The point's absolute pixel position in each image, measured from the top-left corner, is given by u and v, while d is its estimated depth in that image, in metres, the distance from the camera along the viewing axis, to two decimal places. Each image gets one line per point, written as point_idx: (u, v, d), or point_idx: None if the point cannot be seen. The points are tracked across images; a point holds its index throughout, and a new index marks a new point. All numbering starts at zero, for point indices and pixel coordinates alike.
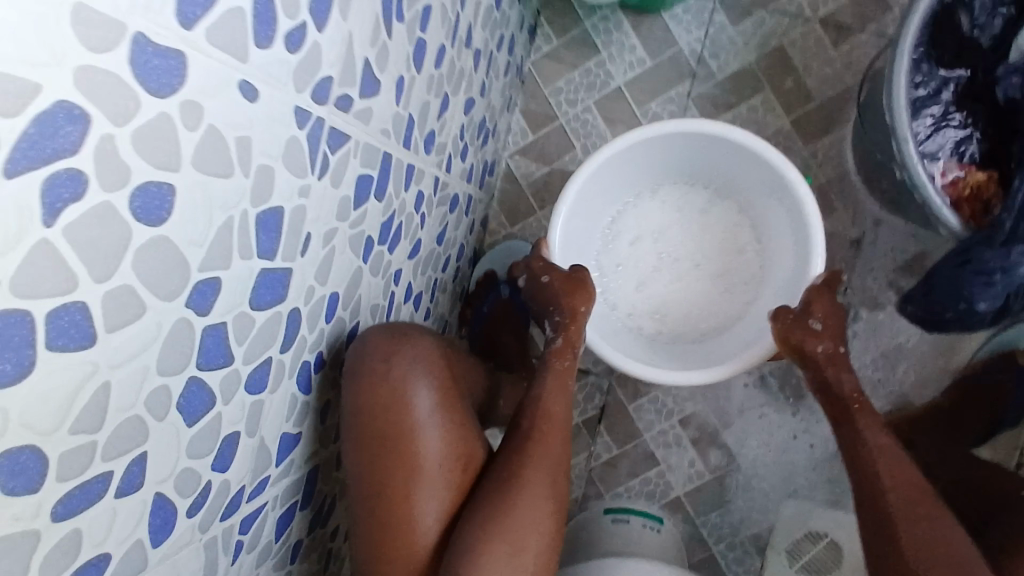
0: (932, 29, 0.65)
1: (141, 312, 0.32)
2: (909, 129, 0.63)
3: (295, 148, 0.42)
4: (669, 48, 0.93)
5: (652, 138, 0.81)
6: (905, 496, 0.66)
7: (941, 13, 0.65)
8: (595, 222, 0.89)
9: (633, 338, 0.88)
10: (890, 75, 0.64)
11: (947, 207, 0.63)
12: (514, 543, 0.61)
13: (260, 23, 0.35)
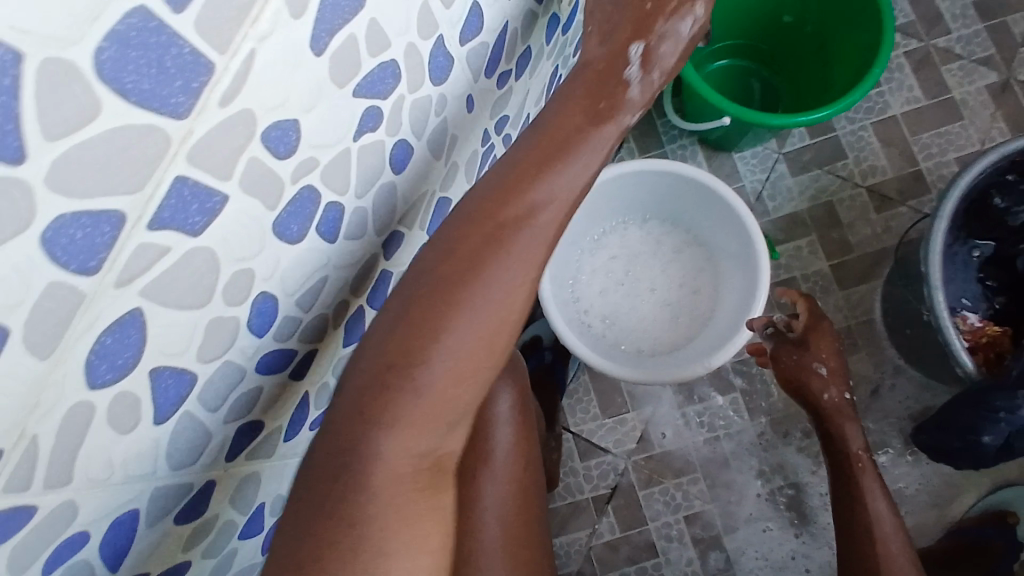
0: (970, 205, 0.78)
1: (363, 234, 0.42)
2: (941, 279, 0.74)
3: (473, 160, 0.53)
4: (735, 182, 1.07)
5: (656, 175, 0.89)
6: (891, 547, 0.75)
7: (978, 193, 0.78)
8: (582, 230, 0.95)
9: (583, 332, 0.93)
10: (928, 233, 0.75)
11: (964, 351, 0.73)
12: (434, 393, 0.40)
13: (491, 60, 0.48)
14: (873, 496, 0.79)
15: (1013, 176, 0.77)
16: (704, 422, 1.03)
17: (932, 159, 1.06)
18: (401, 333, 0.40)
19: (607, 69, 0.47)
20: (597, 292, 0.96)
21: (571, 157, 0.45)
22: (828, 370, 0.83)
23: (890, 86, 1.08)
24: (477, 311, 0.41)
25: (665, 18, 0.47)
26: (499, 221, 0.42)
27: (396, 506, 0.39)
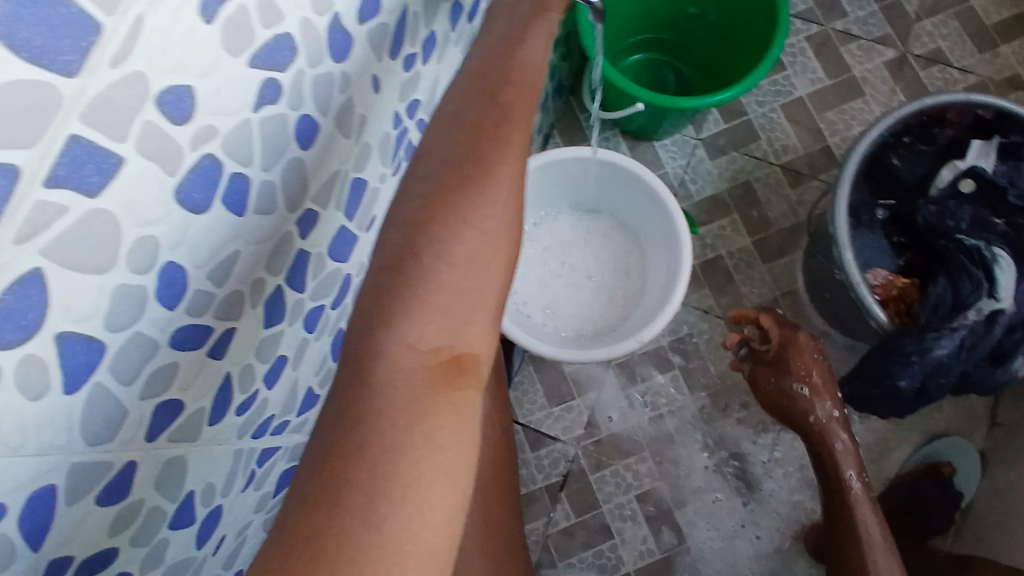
0: (871, 168, 0.85)
1: (274, 210, 0.43)
2: (848, 238, 0.79)
3: (386, 143, 0.54)
4: (658, 170, 1.15)
5: (579, 160, 0.92)
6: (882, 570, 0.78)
7: (876, 157, 0.84)
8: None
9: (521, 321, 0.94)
10: (834, 195, 0.80)
11: (876, 304, 0.78)
12: (439, 274, 0.40)
13: (395, 40, 0.49)
14: (861, 511, 0.82)
15: (908, 137, 0.84)
16: (647, 401, 1.07)
17: (838, 135, 1.14)
18: (407, 228, 0.42)
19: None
20: (532, 284, 0.98)
21: (532, 65, 0.49)
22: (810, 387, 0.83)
23: (794, 70, 1.17)
24: (469, 199, 0.43)
25: None
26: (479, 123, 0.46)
27: (420, 398, 0.38)
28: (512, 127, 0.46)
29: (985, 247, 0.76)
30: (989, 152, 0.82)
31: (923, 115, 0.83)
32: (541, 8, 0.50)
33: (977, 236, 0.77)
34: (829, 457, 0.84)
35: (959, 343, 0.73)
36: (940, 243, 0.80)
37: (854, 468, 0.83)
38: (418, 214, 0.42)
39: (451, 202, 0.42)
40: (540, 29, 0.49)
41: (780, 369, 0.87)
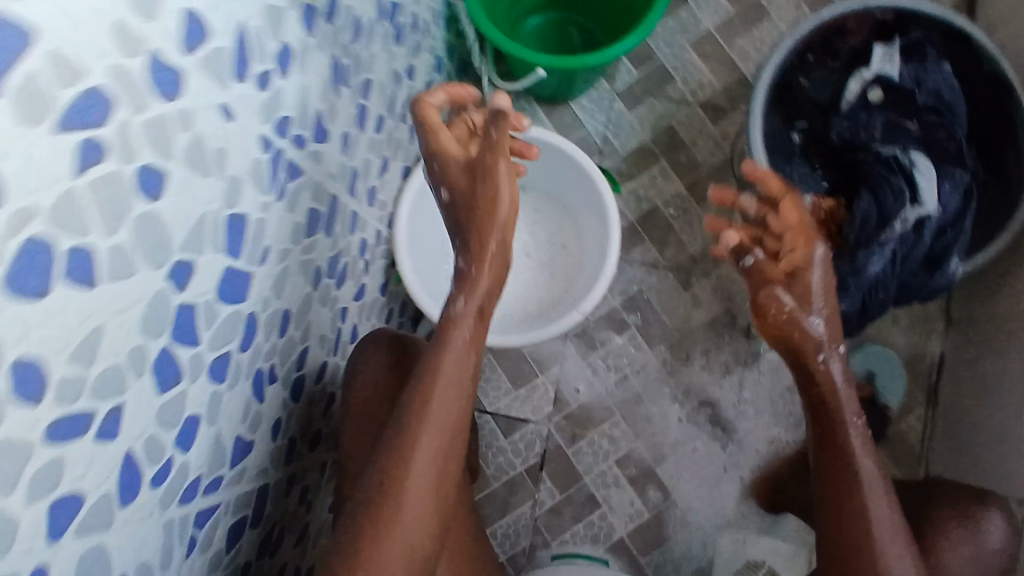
0: (780, 92, 0.85)
1: (133, 273, 0.39)
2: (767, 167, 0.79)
3: (258, 169, 0.51)
4: (579, 131, 1.13)
5: None
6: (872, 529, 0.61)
7: (784, 80, 0.85)
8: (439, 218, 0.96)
9: None
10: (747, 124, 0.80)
11: None
12: None
13: (238, 62, 0.46)
14: (863, 459, 0.63)
15: (813, 55, 0.84)
16: (610, 365, 1.07)
17: (751, 62, 1.13)
18: (342, 561, 0.57)
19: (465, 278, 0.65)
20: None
21: (454, 368, 0.62)
22: (822, 329, 0.63)
23: (696, 3, 1.14)
24: (389, 540, 0.57)
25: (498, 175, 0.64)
26: (396, 467, 0.59)
27: None
28: (429, 434, 0.60)
29: (901, 154, 0.75)
30: (893, 55, 0.80)
31: (823, 29, 0.83)
32: (450, 336, 0.63)
33: (892, 144, 0.76)
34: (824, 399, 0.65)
35: (891, 257, 0.73)
36: (858, 157, 0.79)
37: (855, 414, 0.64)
38: (371, 512, 0.58)
39: (394, 493, 0.58)
40: (450, 364, 0.62)
41: (788, 294, 0.65)
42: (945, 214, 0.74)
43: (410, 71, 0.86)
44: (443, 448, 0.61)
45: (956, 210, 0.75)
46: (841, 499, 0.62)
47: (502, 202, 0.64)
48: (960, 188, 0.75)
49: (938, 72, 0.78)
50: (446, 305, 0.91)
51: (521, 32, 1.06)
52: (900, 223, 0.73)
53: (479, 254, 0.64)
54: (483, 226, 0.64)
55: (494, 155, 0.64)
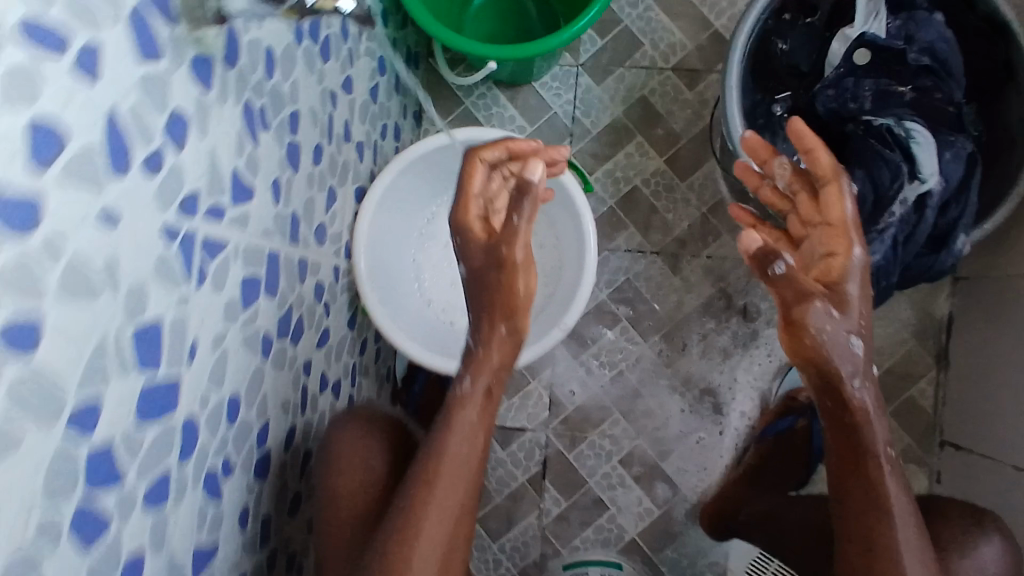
0: (755, 60, 0.78)
1: (20, 443, 0.34)
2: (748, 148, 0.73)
3: (166, 264, 0.44)
4: (545, 113, 1.04)
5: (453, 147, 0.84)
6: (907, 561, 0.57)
7: (759, 46, 0.78)
8: (406, 229, 0.90)
9: (442, 332, 0.88)
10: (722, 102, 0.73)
11: None
12: None
13: (112, 154, 0.39)
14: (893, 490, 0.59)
15: (789, 15, 0.77)
16: (603, 362, 1.02)
17: (725, 15, 1.02)
18: None
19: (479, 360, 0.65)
20: (447, 286, 0.92)
21: (465, 444, 0.60)
22: (860, 347, 0.61)
23: None
24: None
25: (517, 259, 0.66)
26: (399, 548, 0.56)
27: None
28: (433, 511, 0.57)
29: (896, 126, 0.67)
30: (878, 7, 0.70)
31: None
32: (460, 411, 0.62)
33: (884, 113, 0.68)
34: (849, 418, 0.61)
35: (891, 245, 0.68)
36: (849, 130, 0.72)
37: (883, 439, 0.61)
38: None
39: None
40: (455, 442, 0.60)
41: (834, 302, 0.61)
42: (948, 186, 0.68)
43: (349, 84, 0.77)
44: (447, 536, 0.57)
45: (960, 180, 0.68)
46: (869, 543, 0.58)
47: (522, 287, 0.66)
48: (963, 155, 0.67)
49: (929, 22, 0.70)
50: (420, 328, 0.85)
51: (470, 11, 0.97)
52: (899, 205, 0.67)
53: (489, 337, 0.65)
54: (500, 307, 0.65)
55: (508, 242, 0.66)
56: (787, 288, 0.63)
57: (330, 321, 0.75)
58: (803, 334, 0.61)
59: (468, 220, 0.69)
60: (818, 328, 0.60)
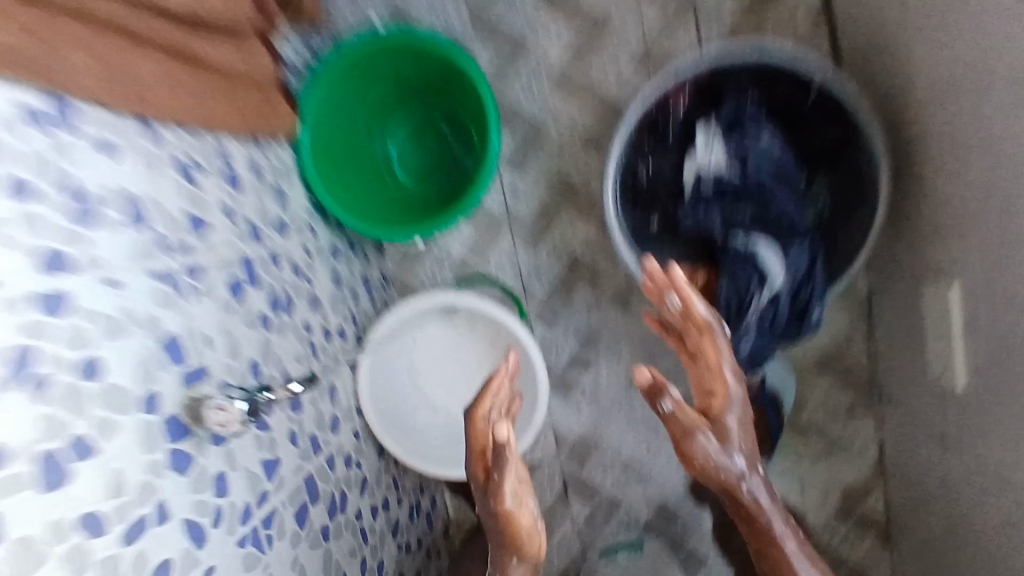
0: (628, 184, 0.93)
1: None
2: (634, 264, 0.90)
3: (251, 557, 0.73)
4: (483, 211, 1.21)
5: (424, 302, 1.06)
6: None
7: (628, 172, 0.93)
8: (394, 363, 1.12)
9: (450, 432, 1.13)
10: (610, 235, 0.90)
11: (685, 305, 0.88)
12: None
13: (194, 536, 0.66)
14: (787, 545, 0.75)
15: (647, 140, 0.92)
16: (588, 397, 1.24)
17: (612, 83, 1.15)
18: None
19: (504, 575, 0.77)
20: (442, 392, 1.15)
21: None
22: (745, 463, 0.75)
23: (539, 41, 1.16)
24: None
25: (514, 507, 0.76)
26: None
27: None
28: None
29: (742, 241, 0.84)
30: (713, 137, 0.87)
31: (643, 119, 0.90)
32: None
33: (733, 232, 0.85)
34: (736, 505, 0.76)
35: (756, 336, 0.85)
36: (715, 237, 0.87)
37: (775, 513, 0.76)
38: None
39: None
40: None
41: (708, 435, 0.76)
42: (797, 277, 0.85)
43: (314, 299, 0.98)
44: None
45: (808, 271, 0.85)
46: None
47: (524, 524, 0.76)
48: (805, 250, 0.85)
49: (753, 143, 0.85)
50: (429, 442, 1.11)
51: (395, 166, 1.17)
52: (753, 312, 0.84)
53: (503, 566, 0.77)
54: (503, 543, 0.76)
55: (495, 495, 0.75)
56: (676, 422, 0.76)
57: (364, 471, 1.03)
58: (695, 461, 0.76)
59: (475, 470, 0.79)
60: (704, 458, 0.75)
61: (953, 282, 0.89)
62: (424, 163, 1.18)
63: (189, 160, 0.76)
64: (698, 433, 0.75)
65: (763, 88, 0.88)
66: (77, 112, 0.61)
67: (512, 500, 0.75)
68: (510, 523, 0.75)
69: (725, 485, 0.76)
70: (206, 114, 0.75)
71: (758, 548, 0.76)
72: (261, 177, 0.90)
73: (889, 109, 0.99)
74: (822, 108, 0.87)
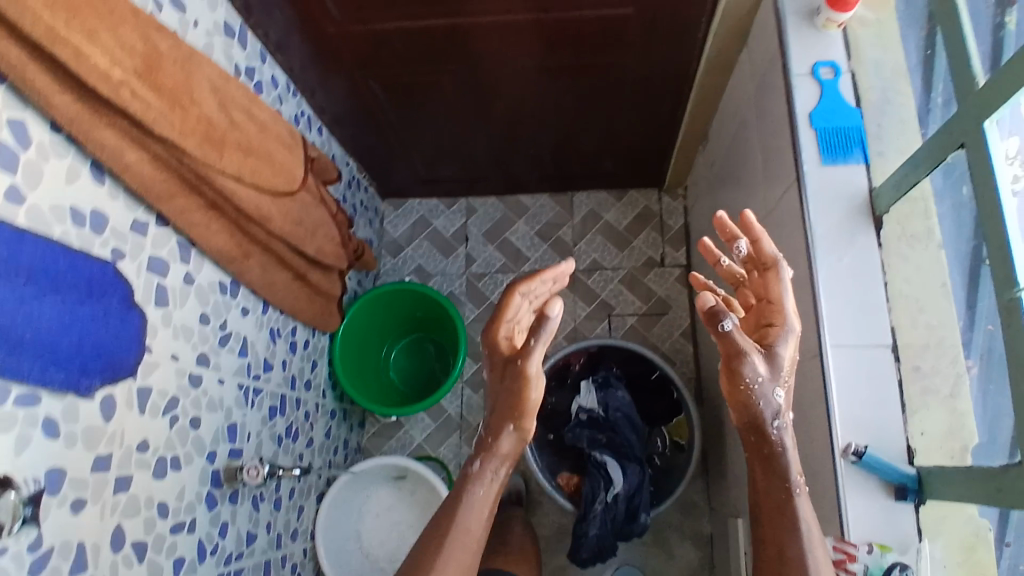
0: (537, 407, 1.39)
1: None
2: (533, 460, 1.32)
3: None
4: (444, 413, 1.67)
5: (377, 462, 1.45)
6: (785, 517, 0.80)
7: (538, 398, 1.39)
8: (348, 510, 1.47)
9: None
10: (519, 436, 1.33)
11: (560, 496, 1.30)
12: None
13: (199, 554, 1.03)
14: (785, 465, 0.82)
15: (554, 381, 1.40)
16: None
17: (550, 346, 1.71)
18: None
19: (505, 420, 0.87)
20: (377, 542, 1.47)
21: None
22: (784, 395, 0.83)
23: None
24: None
25: (534, 372, 0.84)
26: None
27: None
28: None
29: (599, 455, 1.28)
30: (591, 388, 1.35)
31: (554, 367, 1.39)
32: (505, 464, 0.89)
33: (597, 449, 1.29)
34: (752, 416, 0.84)
35: (600, 523, 1.25)
36: (585, 453, 1.32)
37: (784, 432, 0.83)
38: None
39: None
40: None
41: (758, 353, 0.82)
42: (630, 484, 1.26)
43: (310, 442, 1.41)
44: None
45: (638, 483, 1.26)
46: (779, 526, 0.82)
47: (532, 396, 0.85)
48: (638, 470, 1.26)
49: (615, 396, 1.33)
50: None
51: (390, 367, 1.69)
52: (598, 504, 1.25)
53: (493, 435, 0.88)
54: (507, 415, 0.87)
55: (524, 360, 0.83)
56: (730, 345, 0.80)
57: None
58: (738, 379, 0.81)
59: (495, 343, 0.87)
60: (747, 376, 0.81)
61: (742, 519, 1.32)
62: (410, 368, 1.69)
63: (275, 329, 1.26)
64: (747, 357, 0.80)
65: (624, 364, 1.39)
66: (235, 288, 1.13)
67: (536, 372, 0.83)
68: (521, 389, 0.84)
69: (757, 411, 0.83)
70: (290, 305, 1.24)
71: (756, 457, 0.85)
72: (308, 349, 1.40)
73: (717, 398, 1.51)
74: (661, 382, 1.37)
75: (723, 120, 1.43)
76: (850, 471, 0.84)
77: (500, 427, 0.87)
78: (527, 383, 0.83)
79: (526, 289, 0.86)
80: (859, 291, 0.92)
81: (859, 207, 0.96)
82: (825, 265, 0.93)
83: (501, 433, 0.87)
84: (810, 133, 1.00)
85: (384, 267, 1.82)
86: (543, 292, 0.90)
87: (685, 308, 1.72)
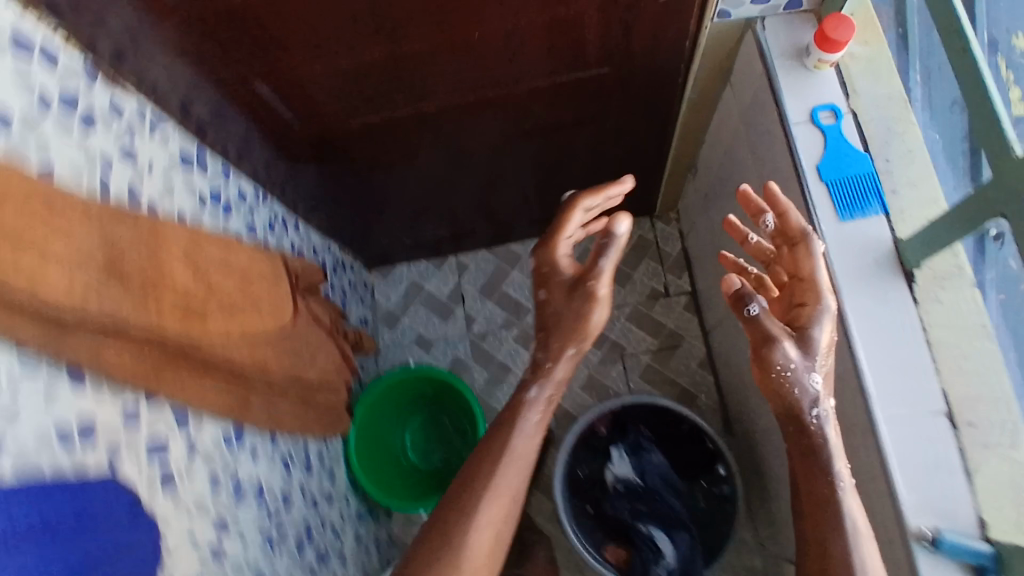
0: (569, 483, 1.33)
1: None
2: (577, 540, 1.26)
3: None
4: None
5: None
6: (817, 469, 0.84)
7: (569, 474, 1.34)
8: None
9: None
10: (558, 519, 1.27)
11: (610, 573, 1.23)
12: None
13: None
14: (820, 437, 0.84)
15: (581, 452, 1.35)
16: None
17: (568, 398, 1.66)
18: None
19: (568, 333, 1.04)
20: None
21: (500, 501, 0.89)
22: (821, 383, 0.84)
23: (518, 366, 1.70)
24: None
25: (603, 287, 1.04)
26: None
27: None
28: None
29: (644, 526, 1.26)
30: (623, 453, 1.33)
31: (580, 438, 1.34)
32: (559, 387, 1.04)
33: (640, 520, 1.26)
34: (783, 396, 0.86)
35: None
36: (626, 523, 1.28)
37: (821, 405, 0.85)
38: None
39: None
40: None
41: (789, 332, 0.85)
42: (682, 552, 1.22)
43: (343, 556, 1.35)
44: None
45: (689, 549, 1.23)
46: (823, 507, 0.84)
47: (596, 316, 1.04)
48: (687, 534, 1.23)
49: (648, 460, 1.31)
50: None
51: (406, 450, 1.62)
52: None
53: (560, 352, 1.04)
54: (568, 335, 1.04)
55: (595, 282, 1.03)
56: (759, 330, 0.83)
57: None
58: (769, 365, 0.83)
59: (557, 262, 1.09)
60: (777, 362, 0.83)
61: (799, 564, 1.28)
62: (426, 444, 1.62)
63: (288, 461, 1.20)
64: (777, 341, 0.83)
65: (649, 423, 1.36)
66: (241, 435, 1.06)
67: (606, 288, 1.04)
68: (590, 303, 1.03)
69: (795, 400, 0.85)
70: (299, 431, 1.17)
71: (790, 429, 0.87)
72: (323, 462, 1.34)
73: (749, 432, 1.47)
74: (689, 435, 1.34)
75: (712, 152, 1.38)
76: (924, 555, 0.81)
77: (564, 345, 1.04)
78: (597, 299, 1.03)
79: (585, 206, 1.09)
80: (899, 356, 0.88)
81: (885, 263, 0.92)
82: (859, 332, 0.90)
83: (565, 350, 1.04)
84: (821, 188, 0.96)
85: (383, 341, 1.75)
86: (592, 212, 1.12)
87: (698, 336, 1.68)
